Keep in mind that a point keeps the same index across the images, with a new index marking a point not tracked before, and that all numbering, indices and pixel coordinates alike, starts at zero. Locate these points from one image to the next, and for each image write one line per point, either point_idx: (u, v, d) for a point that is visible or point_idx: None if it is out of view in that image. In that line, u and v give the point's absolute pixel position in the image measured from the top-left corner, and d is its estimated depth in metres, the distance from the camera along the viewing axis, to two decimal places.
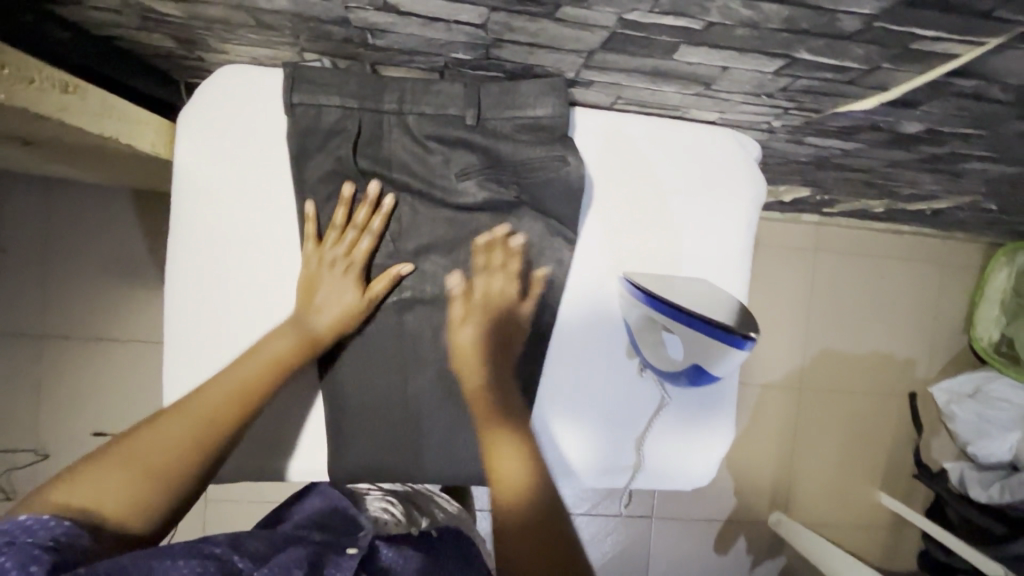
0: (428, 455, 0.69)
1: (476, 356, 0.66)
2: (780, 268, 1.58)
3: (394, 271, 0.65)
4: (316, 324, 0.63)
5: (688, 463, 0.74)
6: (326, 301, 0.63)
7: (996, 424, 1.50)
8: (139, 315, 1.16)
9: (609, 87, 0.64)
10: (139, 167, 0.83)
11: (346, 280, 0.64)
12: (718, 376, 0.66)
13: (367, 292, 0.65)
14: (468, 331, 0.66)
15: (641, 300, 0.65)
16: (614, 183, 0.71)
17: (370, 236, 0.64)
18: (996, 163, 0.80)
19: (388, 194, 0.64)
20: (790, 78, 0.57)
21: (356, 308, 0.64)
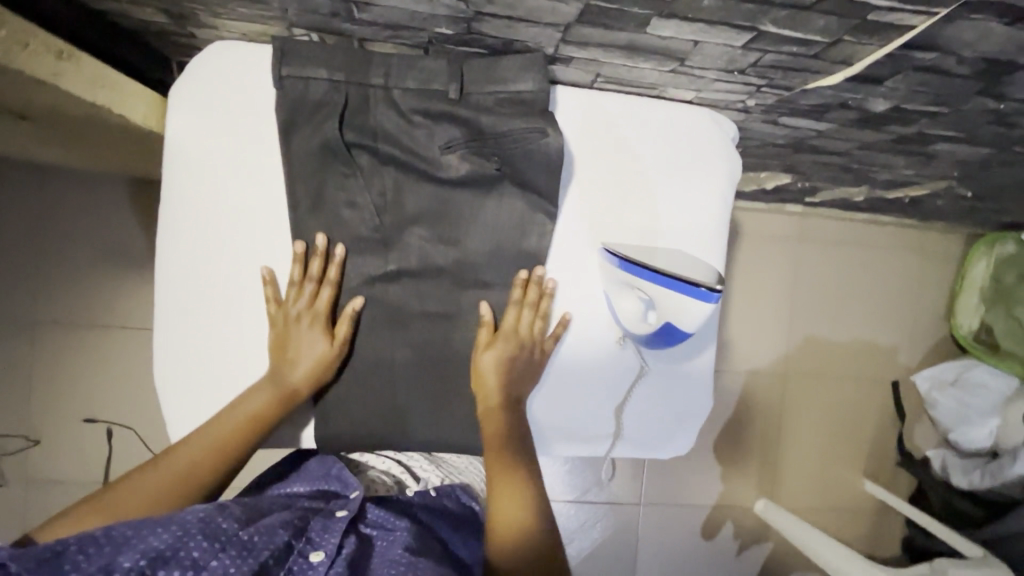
0: (413, 421, 0.70)
1: (494, 380, 0.69)
2: (765, 258, 1.61)
3: (348, 309, 0.67)
4: (290, 376, 0.66)
5: (668, 430, 0.76)
6: (298, 354, 0.66)
7: (977, 410, 1.55)
8: (129, 300, 1.17)
9: (588, 63, 0.67)
10: (129, 144, 0.84)
11: (314, 332, 0.66)
12: (688, 334, 0.69)
13: (336, 338, 0.67)
14: (488, 356, 0.69)
15: (617, 266, 0.69)
16: (594, 158, 0.73)
17: (329, 286, 0.66)
18: (963, 143, 0.83)
19: (337, 246, 0.66)
20: (759, 52, 0.59)
21: (330, 355, 0.67)
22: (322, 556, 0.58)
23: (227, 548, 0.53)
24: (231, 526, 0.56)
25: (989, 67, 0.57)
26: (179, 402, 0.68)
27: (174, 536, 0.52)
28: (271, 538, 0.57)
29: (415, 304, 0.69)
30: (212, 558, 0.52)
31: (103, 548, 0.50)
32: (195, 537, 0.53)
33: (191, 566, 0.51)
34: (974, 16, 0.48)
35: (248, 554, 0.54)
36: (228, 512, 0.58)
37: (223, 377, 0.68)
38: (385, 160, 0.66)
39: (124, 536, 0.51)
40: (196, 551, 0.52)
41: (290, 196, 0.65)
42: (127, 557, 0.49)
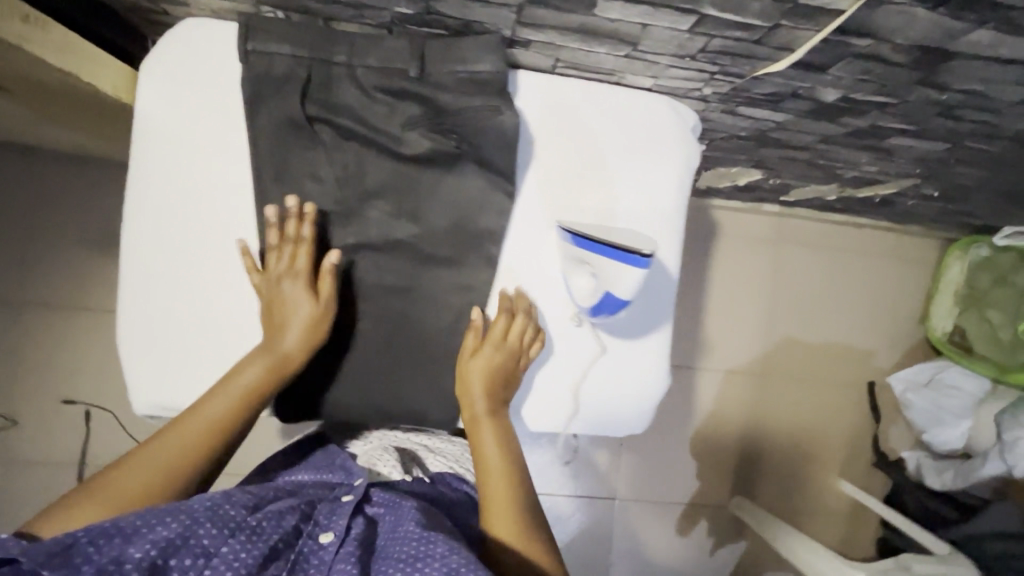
0: (372, 392, 0.72)
1: (480, 387, 0.71)
2: (742, 257, 1.63)
3: (326, 262, 0.68)
4: (284, 344, 0.67)
5: (623, 407, 0.78)
6: (290, 321, 0.67)
7: (951, 412, 1.56)
8: (106, 280, 1.19)
9: (546, 47, 0.69)
10: (106, 119, 0.86)
11: (301, 297, 0.67)
12: (626, 301, 0.71)
13: (321, 296, 0.68)
14: (474, 364, 0.71)
15: (567, 240, 0.72)
16: (554, 141, 0.75)
17: (306, 244, 0.67)
18: (918, 137, 0.85)
19: (306, 203, 0.68)
20: (706, 37, 0.62)
21: (318, 315, 0.68)
22: (331, 537, 0.59)
23: (237, 533, 0.54)
24: (239, 512, 0.56)
25: (925, 54, 0.59)
26: (143, 366, 0.70)
27: (182, 525, 0.51)
28: (279, 522, 0.58)
29: (375, 277, 0.71)
30: (222, 544, 0.52)
31: (111, 538, 0.49)
32: (204, 525, 0.52)
33: (202, 553, 0.51)
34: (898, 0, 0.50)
35: (258, 538, 0.54)
36: (233, 497, 0.58)
37: (186, 344, 0.70)
38: (347, 135, 0.68)
39: (133, 526, 0.50)
40: (206, 538, 0.52)
41: (254, 167, 0.67)
42: (138, 547, 0.49)
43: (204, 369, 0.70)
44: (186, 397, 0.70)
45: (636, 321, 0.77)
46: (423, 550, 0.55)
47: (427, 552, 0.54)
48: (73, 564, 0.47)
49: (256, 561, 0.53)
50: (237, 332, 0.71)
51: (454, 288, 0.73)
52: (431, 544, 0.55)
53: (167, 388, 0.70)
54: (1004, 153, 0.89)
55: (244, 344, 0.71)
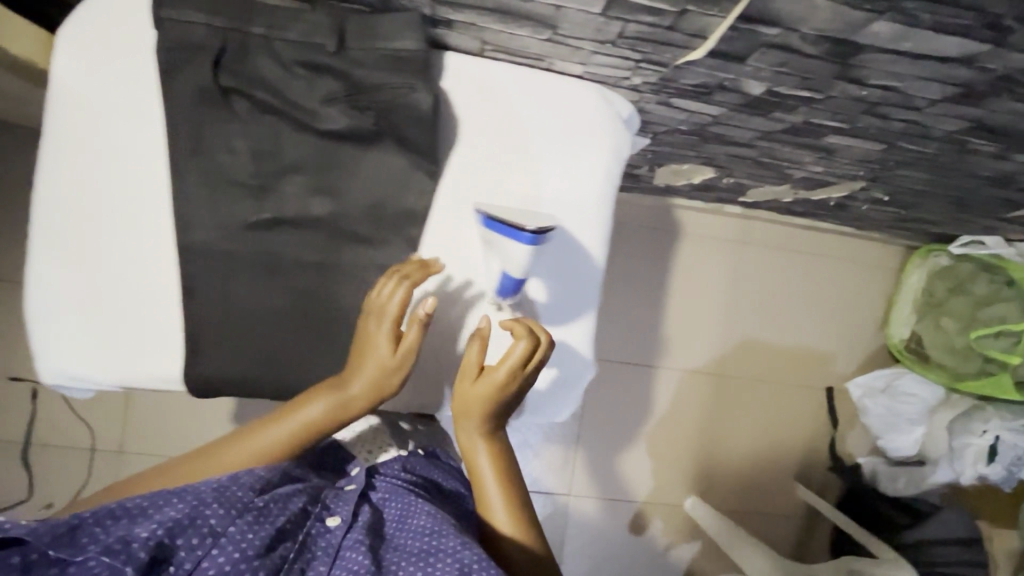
0: (284, 366, 0.72)
1: (481, 411, 0.72)
2: (703, 258, 1.63)
3: (420, 314, 0.68)
4: (350, 391, 0.69)
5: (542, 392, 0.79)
6: (364, 364, 0.69)
7: (906, 418, 1.57)
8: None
9: (469, 28, 0.69)
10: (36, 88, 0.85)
11: (381, 339, 0.69)
12: (519, 278, 0.71)
13: (401, 347, 0.69)
14: (478, 388, 0.71)
15: (478, 221, 0.73)
16: (480, 124, 0.75)
17: (404, 288, 0.68)
18: (852, 136, 0.86)
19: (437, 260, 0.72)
20: (620, 22, 0.62)
21: (389, 363, 0.69)
22: (338, 521, 0.66)
23: (244, 515, 0.61)
24: (246, 494, 0.63)
25: (835, 46, 0.60)
26: (50, 334, 0.69)
27: (188, 506, 0.59)
28: (286, 504, 0.64)
29: (292, 254, 0.71)
30: (229, 525, 0.59)
31: (120, 518, 0.57)
32: (210, 506, 0.60)
33: (208, 532, 0.58)
34: None
35: (264, 521, 0.61)
36: (240, 478, 0.64)
37: (92, 312, 0.69)
38: (264, 108, 0.68)
39: (139, 508, 0.58)
40: (212, 518, 0.59)
41: (169, 137, 0.67)
42: (148, 525, 0.56)
43: (111, 338, 0.69)
44: (93, 367, 0.69)
45: (558, 309, 0.78)
46: (435, 546, 0.62)
47: (438, 548, 0.62)
48: (80, 543, 0.54)
49: (262, 542, 0.60)
50: (148, 304, 0.69)
51: (372, 266, 0.73)
52: (441, 538, 0.63)
53: (74, 356, 0.69)
54: (940, 156, 0.90)
55: (154, 315, 0.69)
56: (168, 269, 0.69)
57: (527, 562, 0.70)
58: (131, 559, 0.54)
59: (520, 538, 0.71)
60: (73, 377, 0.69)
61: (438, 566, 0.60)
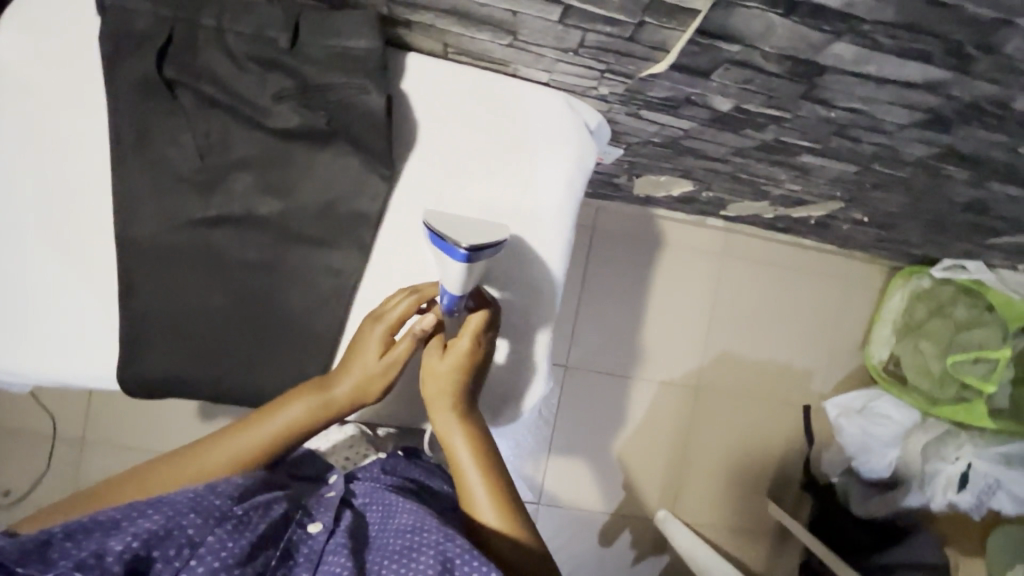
0: (225, 368, 0.70)
1: (449, 389, 0.69)
2: (684, 270, 1.62)
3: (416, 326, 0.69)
4: (331, 393, 0.68)
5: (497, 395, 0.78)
6: (351, 368, 0.69)
7: (881, 440, 1.52)
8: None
9: (429, 28, 0.67)
10: None
11: (369, 343, 0.68)
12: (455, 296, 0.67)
13: (390, 354, 0.69)
14: (443, 364, 0.69)
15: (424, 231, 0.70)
16: (439, 128, 0.73)
17: (411, 301, 0.69)
18: (825, 156, 0.84)
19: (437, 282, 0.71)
20: (579, 31, 0.60)
21: (380, 372, 0.69)
22: (320, 528, 0.64)
23: (224, 522, 0.58)
24: (224, 502, 0.60)
25: (798, 65, 0.58)
26: None
27: (164, 517, 0.55)
28: (267, 512, 0.62)
29: (238, 254, 0.69)
30: (207, 534, 0.56)
31: (90, 533, 0.53)
32: (188, 516, 0.56)
33: (186, 543, 0.55)
34: (749, 4, 0.49)
35: (245, 529, 0.59)
36: (219, 485, 0.61)
37: (29, 306, 0.67)
38: (211, 103, 0.66)
39: (112, 521, 0.54)
40: (190, 528, 0.55)
41: (113, 130, 0.65)
42: (121, 538, 0.53)
43: (48, 334, 0.67)
44: (30, 362, 0.68)
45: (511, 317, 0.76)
46: (417, 541, 0.59)
47: (421, 543, 0.58)
48: (50, 559, 0.51)
49: (244, 550, 0.57)
50: (88, 300, 0.68)
51: (321, 270, 0.71)
52: (425, 532, 0.59)
53: (10, 349, 0.67)
54: (915, 180, 0.88)
55: (91, 312, 0.68)
56: (109, 266, 0.67)
57: (518, 555, 0.63)
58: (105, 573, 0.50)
59: (508, 530, 0.64)
60: (11, 372, 0.68)
61: (422, 565, 0.56)
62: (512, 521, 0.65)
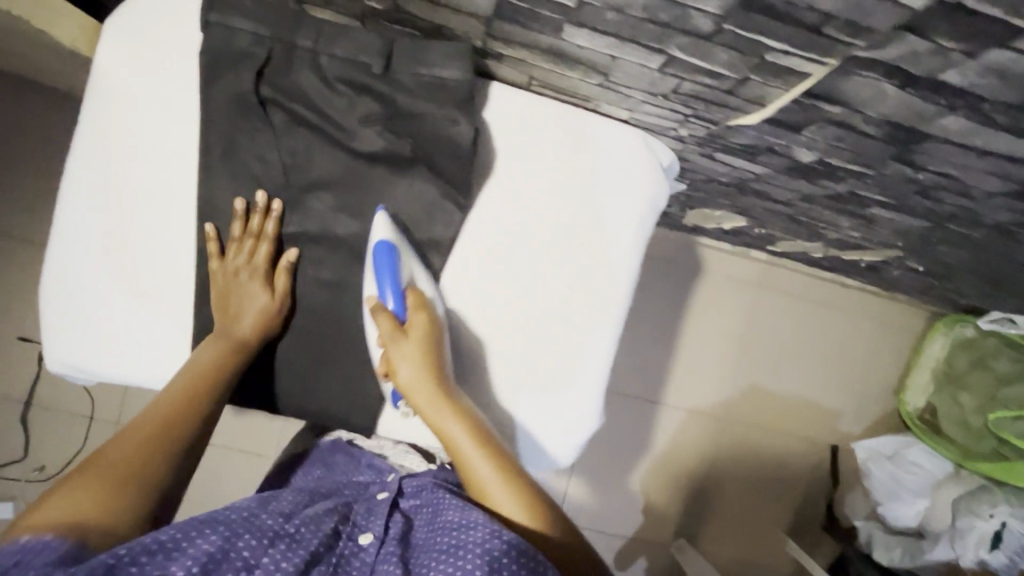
0: (290, 381, 0.71)
1: (423, 379, 0.66)
2: (722, 300, 1.60)
3: (284, 259, 0.69)
4: (237, 329, 0.67)
5: (553, 429, 0.76)
6: (241, 307, 0.67)
7: (909, 489, 1.46)
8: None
9: (519, 63, 0.67)
10: (77, 66, 0.85)
11: (252, 284, 0.68)
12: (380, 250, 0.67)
13: (276, 289, 0.69)
14: (410, 349, 0.66)
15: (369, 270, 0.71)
16: (516, 157, 0.73)
17: (267, 242, 0.68)
18: (897, 211, 0.83)
19: (274, 199, 0.68)
20: (676, 79, 0.60)
21: (272, 308, 0.68)
22: (371, 538, 0.58)
23: (278, 543, 0.52)
24: (275, 521, 0.55)
25: (897, 130, 0.57)
26: (63, 323, 0.68)
27: (221, 537, 0.50)
28: (317, 527, 0.56)
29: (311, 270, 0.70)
30: (263, 556, 0.51)
31: (154, 557, 0.46)
32: (242, 536, 0.51)
33: (243, 566, 0.50)
34: (866, 73, 0.48)
35: (299, 546, 0.53)
36: (269, 509, 0.56)
37: (104, 307, 0.68)
38: (300, 122, 0.67)
39: (173, 541, 0.48)
40: (246, 550, 0.50)
41: (201, 140, 0.66)
42: (180, 563, 0.47)
43: (121, 335, 0.68)
44: (101, 361, 0.69)
45: (570, 346, 0.75)
46: (462, 538, 0.53)
47: (466, 540, 0.53)
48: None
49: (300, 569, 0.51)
50: (163, 306, 0.69)
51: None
52: (469, 530, 0.54)
53: (83, 348, 0.68)
54: (986, 240, 0.86)
55: (165, 317, 0.69)
56: (187, 273, 0.69)
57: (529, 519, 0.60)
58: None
59: (513, 496, 0.61)
60: (80, 369, 0.69)
61: (470, 565, 0.50)
62: (528, 498, 0.61)
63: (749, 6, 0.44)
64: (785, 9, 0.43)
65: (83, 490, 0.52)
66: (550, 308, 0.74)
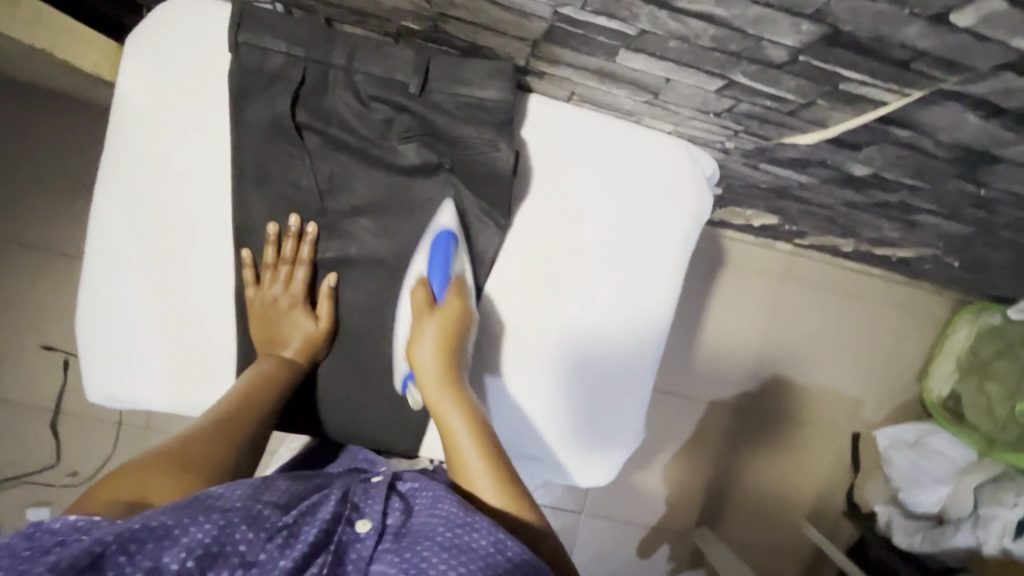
0: (331, 411, 0.70)
1: (436, 358, 0.63)
2: (750, 291, 1.53)
3: (325, 286, 0.67)
4: (284, 352, 0.66)
5: (600, 447, 0.74)
6: (287, 332, 0.66)
7: (932, 476, 1.37)
8: (63, 225, 1.08)
9: (561, 80, 0.65)
10: (88, 82, 0.81)
11: (294, 311, 0.66)
12: (438, 237, 0.65)
13: (319, 312, 0.68)
14: (429, 326, 0.64)
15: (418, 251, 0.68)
16: (557, 171, 0.69)
17: (304, 266, 0.66)
18: (946, 218, 0.80)
19: (310, 224, 0.65)
20: (733, 100, 0.57)
21: (317, 333, 0.67)
22: (369, 527, 0.50)
23: (275, 537, 0.45)
24: (272, 511, 0.47)
25: (969, 153, 0.54)
26: (101, 355, 0.66)
27: (217, 526, 0.43)
28: (314, 516, 0.49)
29: (351, 296, 0.68)
30: (261, 551, 0.44)
31: (144, 546, 0.40)
32: (239, 527, 0.44)
33: (240, 562, 0.43)
34: (949, 104, 0.45)
35: (296, 540, 0.46)
36: (264, 493, 0.49)
37: (141, 339, 0.66)
38: (336, 145, 0.64)
39: (165, 527, 0.41)
40: (243, 544, 0.43)
41: (233, 167, 0.63)
42: (171, 555, 0.40)
43: (159, 366, 0.66)
44: (140, 393, 0.67)
45: (617, 364, 0.72)
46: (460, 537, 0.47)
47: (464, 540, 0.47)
48: None
49: (300, 565, 0.44)
50: (200, 338, 0.66)
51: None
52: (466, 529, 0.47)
53: (122, 381, 0.66)
54: None
55: (204, 348, 0.67)
56: (226, 301, 0.66)
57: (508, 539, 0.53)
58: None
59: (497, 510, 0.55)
60: (121, 400, 0.67)
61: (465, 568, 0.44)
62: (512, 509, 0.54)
63: (834, 41, 0.41)
64: (873, 46, 0.40)
65: (141, 475, 0.49)
66: (594, 330, 0.71)
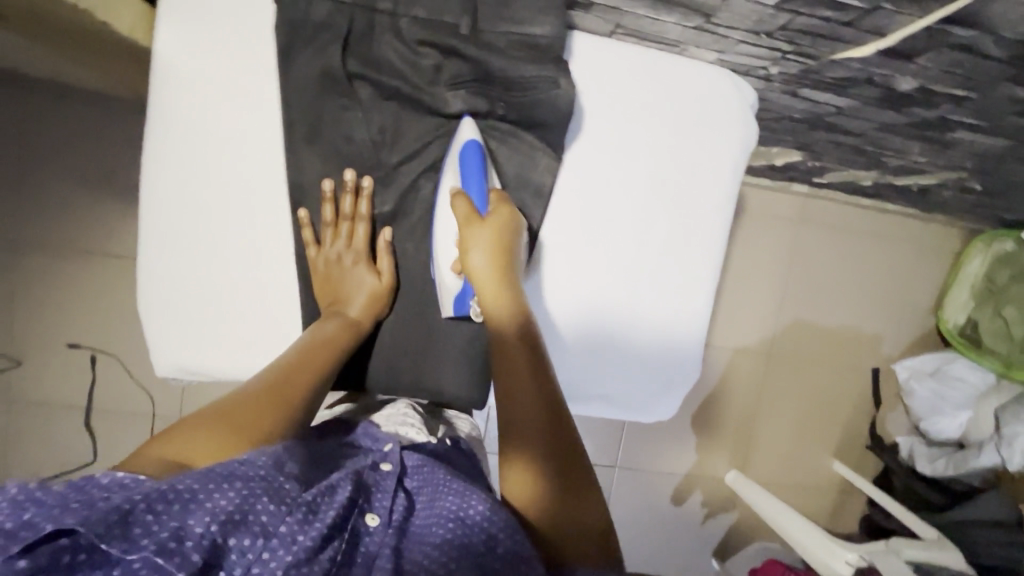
0: (401, 367, 0.70)
1: (493, 267, 0.62)
2: (765, 240, 1.44)
3: (382, 238, 0.67)
4: (348, 311, 0.65)
5: (662, 383, 0.75)
6: (350, 290, 0.66)
7: (951, 402, 1.35)
8: (47, 220, 1.01)
9: (608, 11, 0.66)
10: (93, 57, 0.77)
11: (359, 269, 0.66)
12: (470, 143, 0.64)
13: (380, 268, 0.68)
14: (481, 232, 0.62)
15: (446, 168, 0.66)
16: (607, 106, 0.68)
17: (364, 222, 0.66)
18: (981, 133, 0.83)
19: (365, 177, 0.65)
20: (791, 14, 0.60)
21: (381, 289, 0.67)
22: (378, 520, 0.49)
23: (296, 511, 0.44)
24: (294, 486, 0.45)
25: None
26: (164, 329, 0.65)
27: (242, 493, 0.42)
28: (332, 496, 0.47)
29: (412, 245, 0.69)
30: (281, 524, 0.42)
31: (171, 507, 0.39)
32: (261, 499, 0.42)
33: (261, 532, 0.41)
34: None
35: (316, 518, 0.44)
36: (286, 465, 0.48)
37: (205, 308, 0.65)
38: (387, 94, 0.64)
39: (190, 491, 0.40)
40: (264, 515, 0.42)
41: (287, 125, 0.63)
42: (196, 518, 0.39)
43: (226, 334, 0.66)
44: (206, 363, 0.66)
45: (675, 297, 0.73)
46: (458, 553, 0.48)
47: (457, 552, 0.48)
48: (132, 536, 0.36)
49: (318, 545, 0.43)
50: (268, 299, 0.66)
51: None
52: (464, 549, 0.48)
53: (189, 353, 0.66)
54: None
55: (272, 312, 0.66)
56: (288, 265, 0.66)
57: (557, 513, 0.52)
58: (183, 564, 0.37)
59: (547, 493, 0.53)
60: (188, 371, 0.67)
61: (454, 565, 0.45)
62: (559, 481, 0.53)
63: None
64: None
65: (189, 438, 0.49)
66: (652, 264, 0.71)
